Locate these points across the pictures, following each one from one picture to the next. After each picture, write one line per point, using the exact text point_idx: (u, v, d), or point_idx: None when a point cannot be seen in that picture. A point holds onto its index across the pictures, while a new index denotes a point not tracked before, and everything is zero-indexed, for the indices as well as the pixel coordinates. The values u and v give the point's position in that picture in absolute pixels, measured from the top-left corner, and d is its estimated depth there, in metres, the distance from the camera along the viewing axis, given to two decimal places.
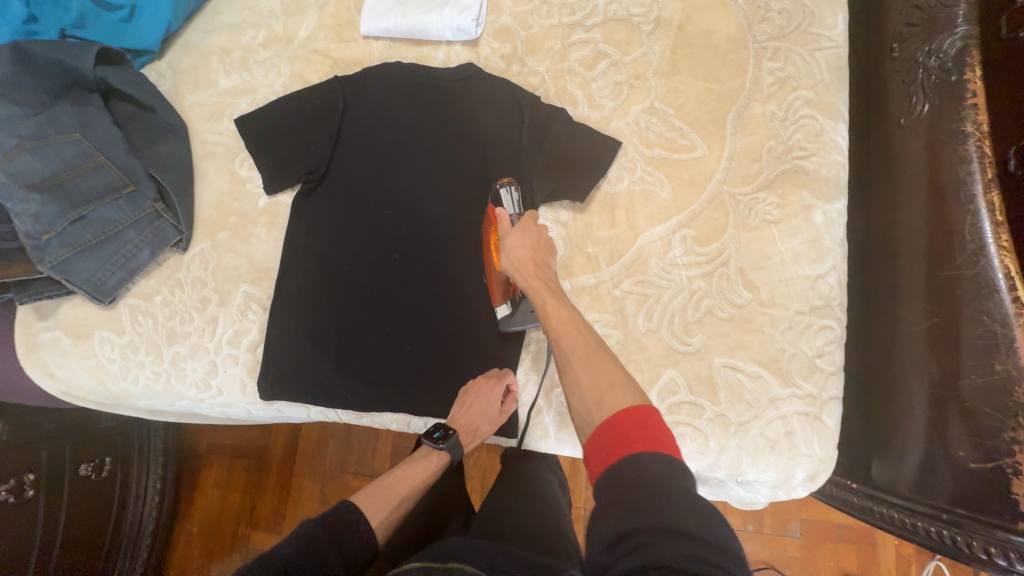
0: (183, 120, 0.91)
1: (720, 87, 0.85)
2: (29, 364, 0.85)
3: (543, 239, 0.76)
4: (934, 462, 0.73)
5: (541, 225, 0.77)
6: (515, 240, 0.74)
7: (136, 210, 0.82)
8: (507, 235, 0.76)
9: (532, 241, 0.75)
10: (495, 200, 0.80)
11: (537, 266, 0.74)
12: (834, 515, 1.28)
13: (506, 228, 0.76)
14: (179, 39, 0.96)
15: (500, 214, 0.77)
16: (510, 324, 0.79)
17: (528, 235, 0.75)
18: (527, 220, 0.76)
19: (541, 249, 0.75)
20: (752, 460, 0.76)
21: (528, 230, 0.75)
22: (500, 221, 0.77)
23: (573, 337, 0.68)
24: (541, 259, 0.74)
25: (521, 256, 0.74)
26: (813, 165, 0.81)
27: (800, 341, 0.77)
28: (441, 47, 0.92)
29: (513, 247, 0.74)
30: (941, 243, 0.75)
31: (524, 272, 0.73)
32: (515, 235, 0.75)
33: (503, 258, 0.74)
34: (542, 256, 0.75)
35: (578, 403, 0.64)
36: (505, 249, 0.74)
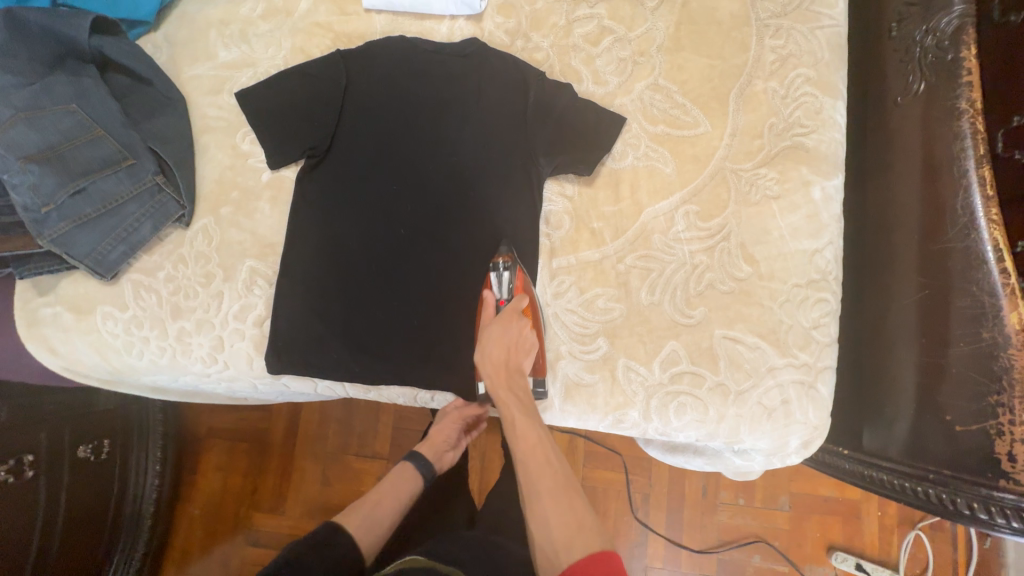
0: (182, 94, 0.90)
1: (723, 63, 0.86)
2: (29, 340, 0.84)
3: (526, 339, 0.77)
4: (921, 425, 0.77)
5: (522, 322, 0.77)
6: (492, 336, 0.76)
7: (137, 183, 0.82)
8: (489, 326, 0.78)
9: (512, 336, 0.76)
10: (487, 280, 0.82)
11: (511, 370, 0.76)
12: (822, 489, 1.32)
13: (489, 318, 0.79)
14: (175, 10, 0.94)
15: (484, 300, 0.80)
16: (486, 399, 0.83)
17: (506, 335, 0.76)
18: (509, 316, 0.77)
19: (523, 344, 0.77)
20: (749, 428, 0.79)
21: (508, 327, 0.76)
22: (484, 307, 0.80)
23: (542, 468, 0.72)
24: (517, 361, 0.76)
25: (495, 357, 0.76)
26: (813, 142, 0.83)
27: (797, 313, 0.79)
28: (445, 22, 0.92)
29: (489, 343, 0.76)
30: (933, 217, 0.78)
31: (495, 380, 0.75)
32: (493, 335, 0.76)
33: (477, 354, 0.76)
34: (519, 357, 0.77)
35: (541, 535, 0.68)
36: (482, 344, 0.76)
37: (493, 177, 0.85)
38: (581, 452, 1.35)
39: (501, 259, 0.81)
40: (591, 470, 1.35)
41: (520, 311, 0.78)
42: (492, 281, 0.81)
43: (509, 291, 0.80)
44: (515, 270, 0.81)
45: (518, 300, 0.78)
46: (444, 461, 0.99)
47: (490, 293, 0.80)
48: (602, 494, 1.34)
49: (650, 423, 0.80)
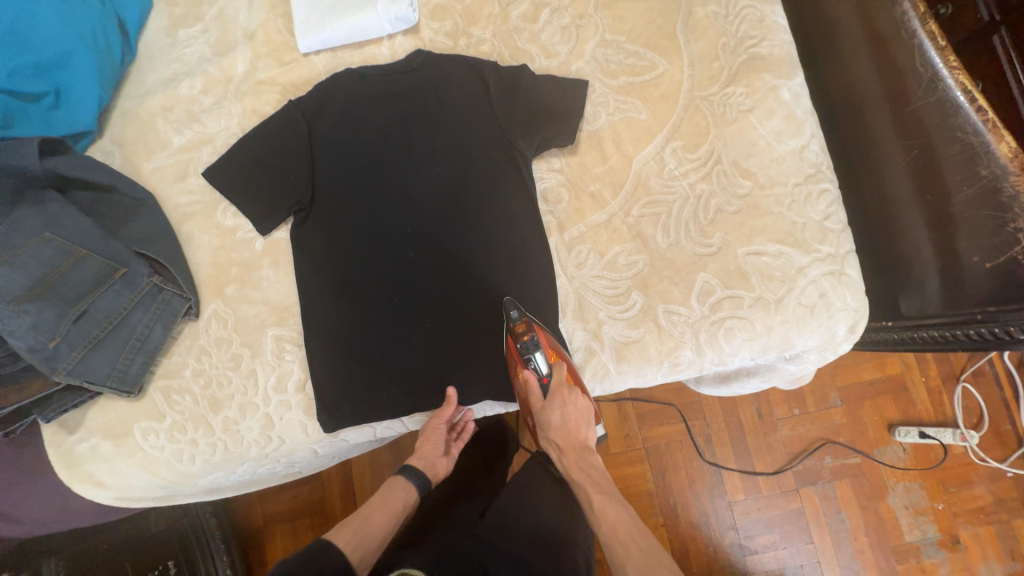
0: (149, 190, 0.88)
1: (660, 2, 0.88)
2: (73, 481, 0.81)
3: (582, 409, 0.82)
4: (952, 276, 0.80)
5: (572, 394, 0.81)
6: (552, 421, 0.82)
7: (135, 290, 0.80)
8: (541, 403, 0.81)
9: (581, 424, 0.83)
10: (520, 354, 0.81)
11: (579, 448, 0.85)
12: (865, 374, 1.36)
13: (538, 399, 0.81)
14: (115, 112, 0.92)
15: (528, 387, 0.81)
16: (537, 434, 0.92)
17: (562, 414, 0.81)
18: (558, 392, 0.80)
19: (586, 426, 0.84)
20: (798, 331, 0.80)
21: (563, 404, 0.81)
22: (531, 392, 0.81)
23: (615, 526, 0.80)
24: (583, 441, 0.84)
25: (559, 432, 0.83)
26: (766, 49, 0.85)
27: (806, 210, 0.81)
28: (384, 42, 0.92)
29: (551, 416, 0.81)
30: (896, 83, 0.81)
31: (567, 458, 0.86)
32: (554, 413, 0.81)
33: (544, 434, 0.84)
34: (581, 428, 0.84)
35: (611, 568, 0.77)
36: (545, 427, 0.83)
37: (481, 175, 0.85)
38: (632, 416, 1.36)
39: (521, 333, 0.79)
40: (650, 430, 1.35)
41: (566, 382, 0.80)
42: (527, 360, 0.80)
43: (547, 364, 0.80)
44: (541, 343, 0.79)
45: (559, 372, 0.80)
46: (437, 468, 0.90)
47: (531, 372, 0.80)
48: (667, 449, 1.35)
49: (705, 356, 0.81)
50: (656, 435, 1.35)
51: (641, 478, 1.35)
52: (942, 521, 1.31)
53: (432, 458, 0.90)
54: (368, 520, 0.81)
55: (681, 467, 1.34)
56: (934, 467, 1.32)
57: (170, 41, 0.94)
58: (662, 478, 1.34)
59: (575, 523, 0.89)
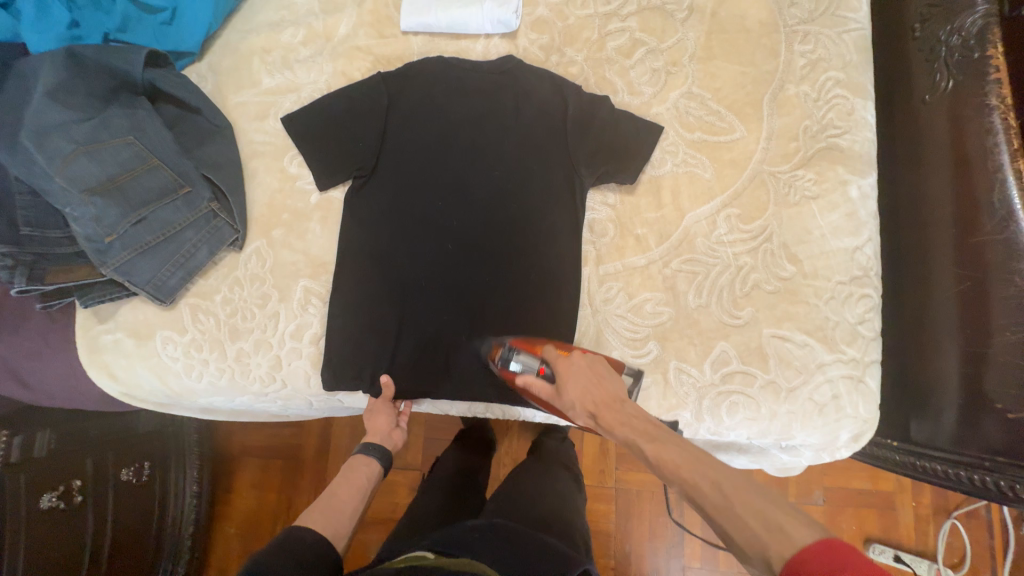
0: (229, 121, 0.92)
1: (755, 70, 0.89)
2: (90, 366, 0.87)
3: (586, 365, 0.70)
4: (971, 416, 0.79)
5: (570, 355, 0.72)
6: (571, 387, 0.68)
7: (193, 210, 0.85)
8: (552, 390, 0.71)
9: (596, 375, 0.69)
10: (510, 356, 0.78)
11: (612, 399, 0.67)
12: (856, 481, 1.33)
13: (548, 389, 0.71)
14: (218, 40, 0.97)
15: (533, 386, 0.73)
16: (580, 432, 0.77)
17: (573, 370, 0.70)
18: (561, 365, 0.71)
19: (601, 375, 0.69)
20: (801, 424, 0.80)
21: (571, 367, 0.70)
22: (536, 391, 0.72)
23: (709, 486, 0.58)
24: (607, 388, 0.68)
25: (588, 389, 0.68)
26: (847, 142, 0.86)
27: (843, 309, 0.81)
28: (480, 40, 0.95)
29: (568, 387, 0.68)
30: (968, 211, 0.80)
31: (605, 416, 0.66)
32: (571, 384, 0.68)
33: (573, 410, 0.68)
34: (607, 384, 0.68)
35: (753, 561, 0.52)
36: (564, 402, 0.69)
37: (535, 189, 0.88)
38: (611, 455, 1.36)
39: (495, 355, 0.81)
40: (624, 473, 1.36)
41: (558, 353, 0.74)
42: (514, 368, 0.76)
43: (533, 358, 0.75)
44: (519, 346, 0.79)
45: (548, 354, 0.74)
46: (393, 439, 0.93)
47: (526, 370, 0.75)
48: (636, 496, 1.35)
49: (703, 423, 0.82)
50: (629, 480, 1.35)
51: (603, 516, 1.35)
52: None
53: (386, 432, 0.92)
54: (335, 491, 0.85)
55: (645, 517, 1.34)
56: None
57: None
58: (625, 523, 1.34)
59: (569, 510, 0.91)
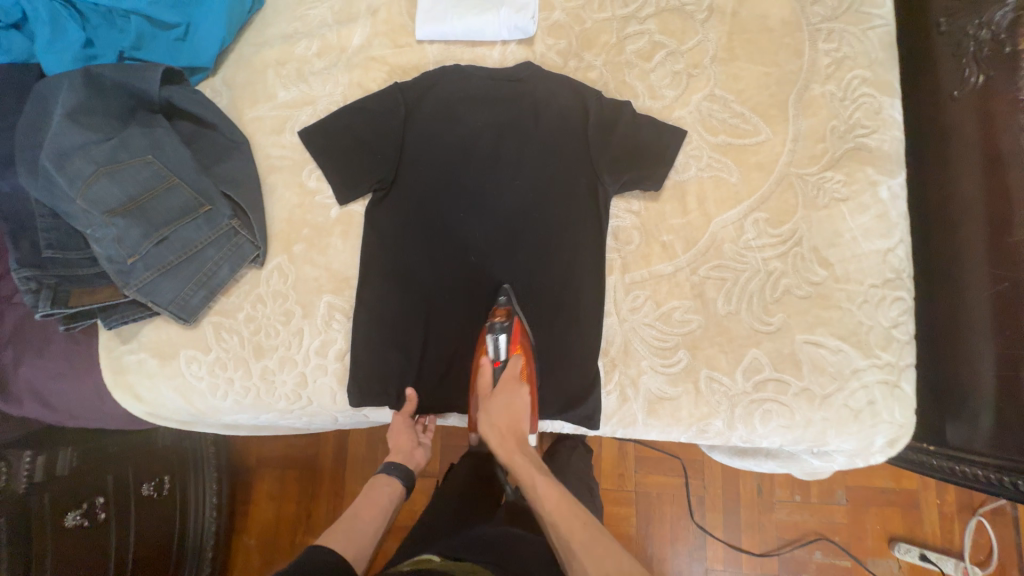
0: (246, 136, 0.92)
1: (779, 70, 0.88)
2: (115, 388, 0.86)
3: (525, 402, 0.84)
4: (1009, 419, 0.77)
5: (519, 385, 0.84)
6: (498, 405, 0.82)
7: (214, 228, 0.84)
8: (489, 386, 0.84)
9: (519, 412, 0.83)
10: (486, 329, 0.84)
11: (519, 436, 0.83)
12: (879, 480, 1.32)
13: (488, 385, 0.84)
14: (232, 55, 0.96)
15: (482, 365, 0.83)
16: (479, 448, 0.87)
17: (505, 400, 0.83)
18: (507, 380, 0.83)
19: (521, 415, 0.83)
20: (836, 431, 0.79)
21: (508, 392, 0.83)
22: (482, 374, 0.84)
23: (571, 521, 0.71)
24: (522, 428, 0.83)
25: (505, 420, 0.82)
26: (875, 142, 0.84)
27: (876, 313, 0.80)
28: (497, 47, 0.93)
29: (497, 409, 0.82)
30: (1002, 209, 0.78)
31: (506, 444, 0.82)
32: (500, 400, 0.83)
33: (485, 421, 0.82)
34: (522, 419, 0.83)
35: None
36: (487, 412, 0.83)
37: (556, 198, 0.86)
38: (631, 458, 1.35)
39: (497, 312, 0.83)
40: (644, 476, 1.34)
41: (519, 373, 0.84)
42: (487, 342, 0.84)
43: (505, 352, 0.84)
44: (510, 331, 0.83)
45: (513, 363, 0.84)
46: (415, 458, 0.93)
47: (487, 354, 0.84)
48: (657, 500, 1.34)
49: (735, 431, 0.81)
50: (650, 483, 1.34)
51: (624, 520, 1.34)
52: None
53: (409, 450, 0.92)
54: (357, 511, 0.83)
55: (667, 521, 1.33)
56: None
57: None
58: (646, 527, 1.33)
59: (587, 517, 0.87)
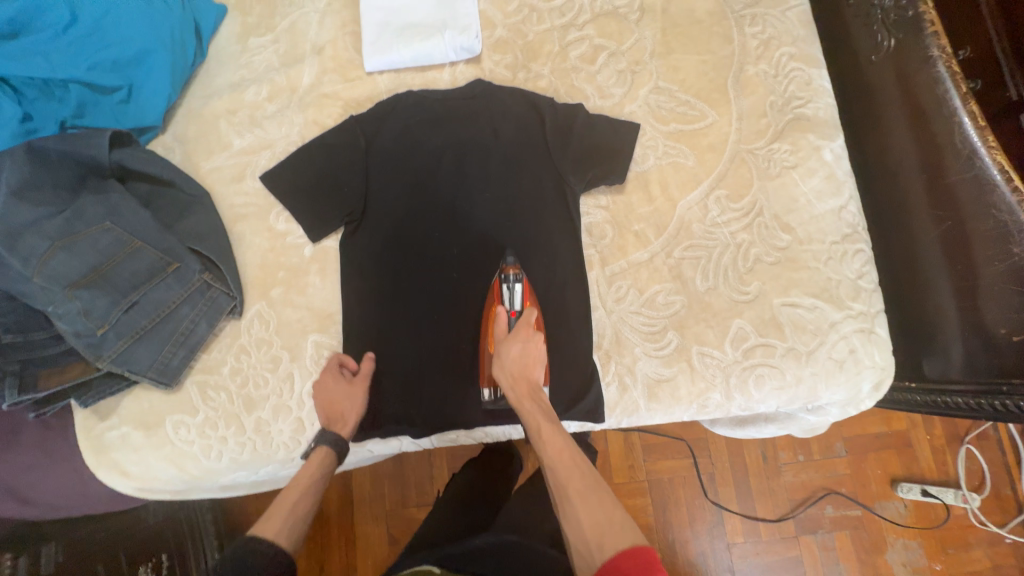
0: (205, 188, 0.90)
1: (713, 57, 0.93)
2: (100, 468, 0.82)
3: (541, 350, 0.77)
4: (975, 345, 0.83)
5: (538, 333, 0.78)
6: (513, 348, 0.76)
7: (186, 285, 0.82)
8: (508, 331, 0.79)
9: (537, 359, 0.76)
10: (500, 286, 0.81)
11: (532, 383, 0.75)
12: (872, 426, 1.38)
13: (502, 331, 0.79)
14: (180, 110, 0.95)
15: (498, 314, 0.79)
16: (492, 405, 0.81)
17: (525, 342, 0.76)
18: (524, 327, 0.77)
19: (540, 362, 0.77)
20: (826, 384, 0.83)
21: (526, 337, 0.77)
22: (496, 321, 0.79)
23: (570, 470, 0.70)
24: (537, 374, 0.76)
25: (518, 364, 0.75)
26: (811, 110, 0.90)
27: (841, 267, 0.85)
28: (446, 68, 0.96)
29: (509, 355, 0.76)
30: (934, 156, 0.85)
31: (517, 390, 0.74)
32: (515, 345, 0.76)
33: (499, 366, 0.75)
34: (537, 368, 0.76)
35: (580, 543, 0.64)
36: (501, 356, 0.76)
37: (526, 204, 0.88)
38: (638, 447, 1.37)
39: (510, 267, 0.81)
40: (654, 463, 1.36)
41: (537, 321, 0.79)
42: (502, 293, 0.81)
43: (520, 303, 0.80)
44: (523, 284, 0.80)
45: (530, 313, 0.79)
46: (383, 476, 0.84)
47: (502, 305, 0.80)
48: (670, 484, 1.35)
49: (734, 401, 0.83)
50: (660, 469, 1.35)
51: (641, 511, 1.35)
52: None
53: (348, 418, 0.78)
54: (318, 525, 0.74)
55: (683, 503, 1.35)
56: (934, 526, 1.33)
57: (239, 47, 0.97)
58: (664, 513, 1.34)
59: None
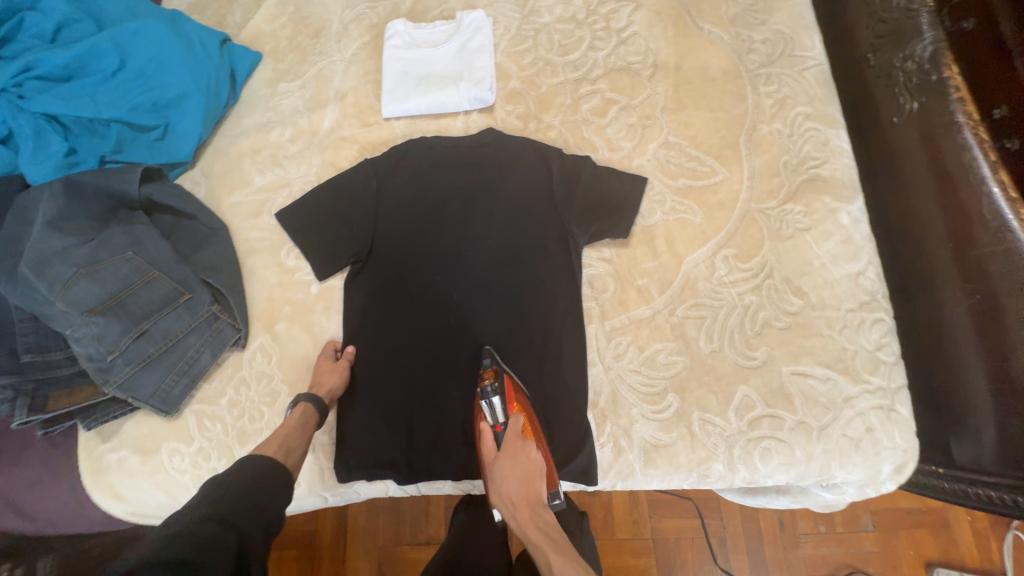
0: (224, 222, 0.95)
1: (726, 114, 0.93)
2: (96, 489, 0.83)
3: (533, 459, 0.77)
4: (1010, 434, 0.75)
5: (527, 445, 0.78)
6: (504, 472, 0.76)
7: (194, 315, 0.86)
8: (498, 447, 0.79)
9: (530, 476, 0.77)
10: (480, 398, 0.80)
11: (533, 502, 0.76)
12: (903, 501, 1.26)
13: (492, 450, 0.79)
14: (210, 147, 1.01)
15: (483, 430, 0.79)
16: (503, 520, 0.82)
17: (515, 465, 0.76)
18: (511, 442, 0.77)
19: (534, 477, 0.77)
20: (840, 463, 0.77)
21: (516, 455, 0.77)
22: (484, 438, 0.80)
23: None
24: (536, 491, 0.76)
25: (514, 489, 0.75)
26: (828, 171, 0.88)
27: (858, 337, 0.80)
28: (459, 117, 0.99)
29: (505, 481, 0.75)
30: (962, 225, 0.80)
31: (519, 514, 0.76)
32: (505, 467, 0.76)
33: (495, 494, 0.76)
34: (535, 483, 0.77)
35: None
36: (495, 482, 0.76)
37: (528, 254, 0.88)
38: (644, 503, 1.30)
39: (487, 376, 0.81)
40: (659, 522, 1.28)
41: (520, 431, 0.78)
42: (483, 407, 0.79)
43: (503, 413, 0.79)
44: (503, 391, 0.79)
45: (515, 422, 0.78)
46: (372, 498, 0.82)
47: (486, 420, 0.79)
48: (677, 546, 1.27)
49: (737, 473, 0.78)
50: (667, 528, 1.27)
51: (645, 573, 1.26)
52: None
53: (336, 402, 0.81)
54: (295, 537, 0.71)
55: (691, 568, 1.25)
56: None
57: (270, 91, 1.03)
58: None
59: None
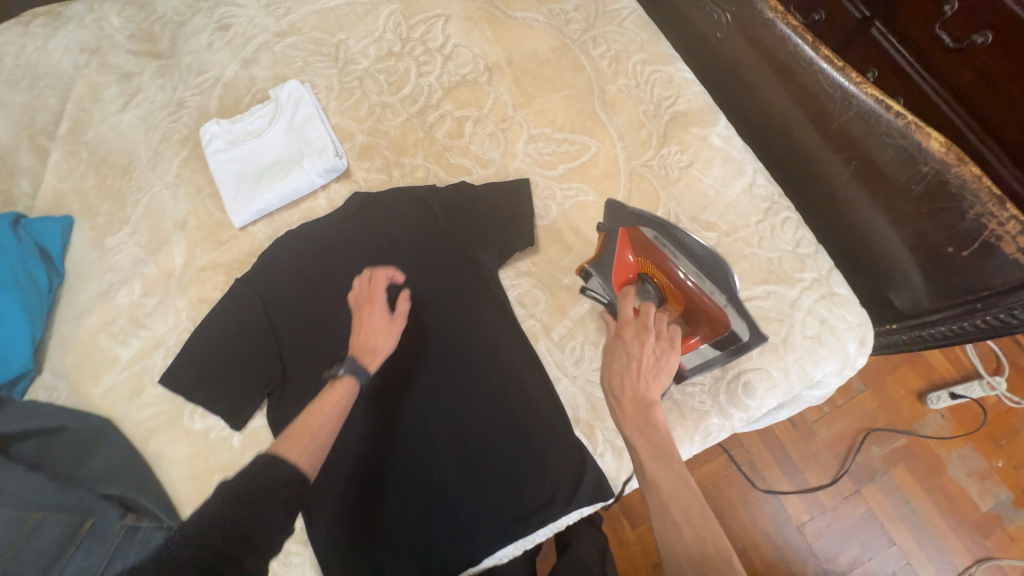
0: (104, 416, 0.80)
1: (573, 89, 0.92)
2: None
3: (649, 349, 0.66)
4: (933, 270, 0.79)
5: (648, 334, 0.67)
6: (614, 353, 0.69)
7: (107, 539, 0.66)
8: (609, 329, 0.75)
9: (639, 364, 0.66)
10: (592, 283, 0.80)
11: (641, 398, 0.64)
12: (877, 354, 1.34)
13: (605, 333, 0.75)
14: (51, 342, 0.86)
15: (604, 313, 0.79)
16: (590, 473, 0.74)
17: (628, 346, 0.68)
18: (621, 327, 0.70)
19: (647, 368, 0.66)
20: (813, 363, 0.78)
21: (629, 341, 0.68)
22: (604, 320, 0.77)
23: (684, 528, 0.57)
24: (647, 387, 0.65)
25: (624, 371, 0.67)
26: (684, 105, 0.90)
27: (776, 243, 0.82)
28: (319, 194, 0.91)
29: (609, 360, 0.69)
30: (814, 104, 0.84)
31: (621, 400, 0.66)
32: (616, 351, 0.69)
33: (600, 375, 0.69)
34: (647, 377, 0.65)
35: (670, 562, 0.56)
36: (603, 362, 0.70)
37: (448, 300, 0.82)
38: None
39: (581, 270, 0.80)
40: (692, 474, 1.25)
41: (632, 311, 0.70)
42: (599, 291, 0.80)
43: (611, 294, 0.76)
44: (623, 247, 0.76)
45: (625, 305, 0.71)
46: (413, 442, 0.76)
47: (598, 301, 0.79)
48: (716, 489, 1.24)
49: (732, 418, 0.77)
50: (701, 478, 1.24)
51: None
52: (1009, 479, 1.22)
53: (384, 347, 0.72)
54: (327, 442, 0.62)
55: (740, 504, 1.23)
56: (979, 425, 1.26)
57: (97, 252, 0.90)
58: (724, 523, 1.21)
59: None
